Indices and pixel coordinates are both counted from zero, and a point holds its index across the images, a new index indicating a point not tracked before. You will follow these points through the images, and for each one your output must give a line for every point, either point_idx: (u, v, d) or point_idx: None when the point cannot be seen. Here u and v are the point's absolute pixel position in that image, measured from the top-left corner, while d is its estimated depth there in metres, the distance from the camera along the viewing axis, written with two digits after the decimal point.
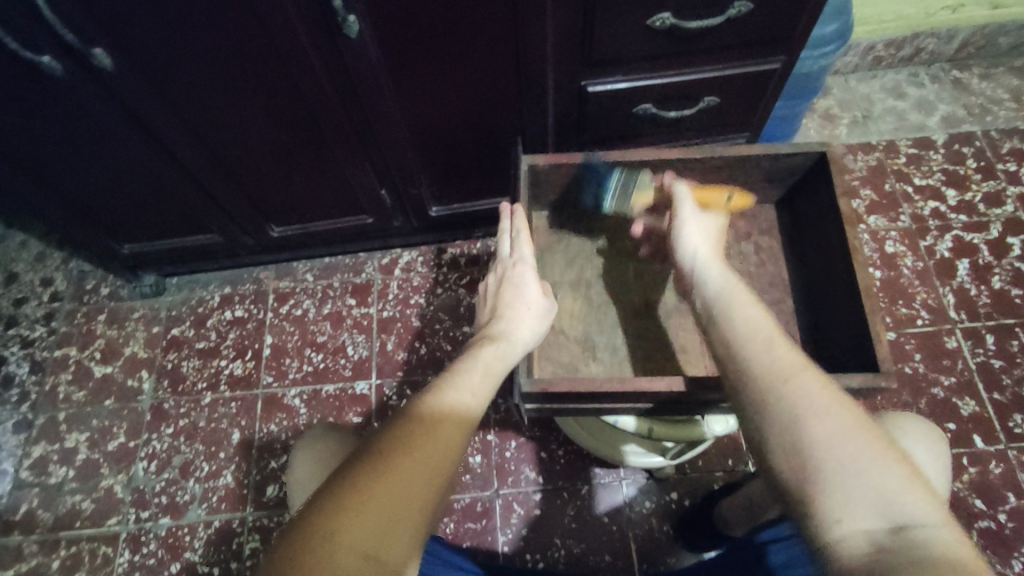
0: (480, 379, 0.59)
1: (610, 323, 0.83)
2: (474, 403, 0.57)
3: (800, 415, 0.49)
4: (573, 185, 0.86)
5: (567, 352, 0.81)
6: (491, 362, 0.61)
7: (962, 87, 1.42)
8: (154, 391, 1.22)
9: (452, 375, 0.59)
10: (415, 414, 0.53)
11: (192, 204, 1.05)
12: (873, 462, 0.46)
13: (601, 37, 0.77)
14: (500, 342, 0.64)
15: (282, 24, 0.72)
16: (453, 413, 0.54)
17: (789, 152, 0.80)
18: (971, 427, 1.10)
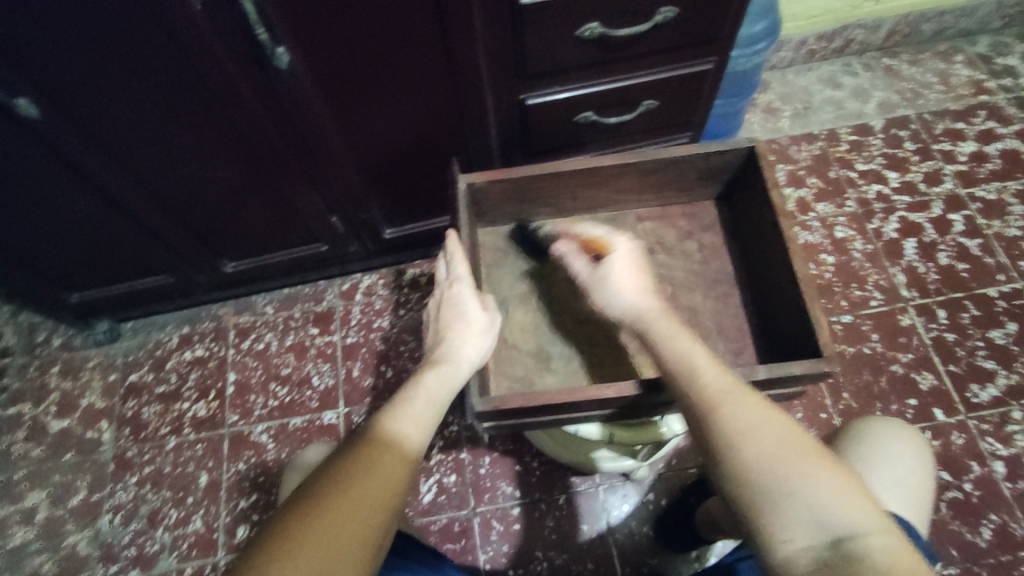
0: (422, 408, 0.60)
1: (564, 332, 0.84)
2: (418, 433, 0.58)
3: (746, 441, 0.51)
4: (518, 197, 0.87)
5: (523, 366, 0.82)
6: (433, 389, 0.61)
7: (894, 74, 1.48)
8: (114, 440, 1.18)
9: (394, 406, 0.59)
10: (358, 449, 0.54)
11: (138, 247, 1.03)
12: (815, 478, 0.48)
13: (532, 50, 0.78)
14: (442, 366, 0.64)
15: (210, 62, 0.71)
16: (395, 445, 0.55)
17: (724, 149, 0.81)
18: (931, 401, 1.13)
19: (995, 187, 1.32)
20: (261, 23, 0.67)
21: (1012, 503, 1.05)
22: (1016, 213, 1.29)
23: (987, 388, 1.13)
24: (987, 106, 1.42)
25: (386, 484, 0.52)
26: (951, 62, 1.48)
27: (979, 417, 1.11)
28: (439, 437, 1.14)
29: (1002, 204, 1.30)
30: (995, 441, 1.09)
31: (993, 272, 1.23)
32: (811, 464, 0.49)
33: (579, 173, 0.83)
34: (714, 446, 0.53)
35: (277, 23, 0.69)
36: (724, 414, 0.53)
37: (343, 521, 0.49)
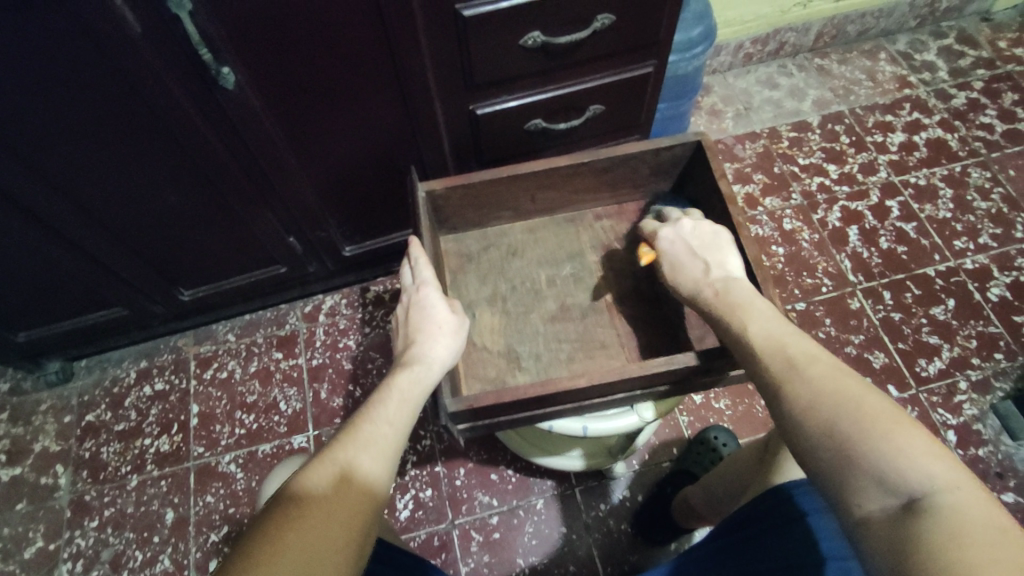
0: (395, 408, 0.60)
1: (532, 332, 0.84)
2: (394, 429, 0.59)
3: (816, 404, 0.52)
4: (479, 200, 0.88)
5: (495, 367, 0.82)
6: (406, 389, 0.62)
7: (825, 73, 1.56)
8: (72, 484, 1.13)
9: (368, 406, 0.60)
10: (339, 446, 0.56)
11: (89, 279, 1.00)
12: (888, 434, 0.48)
13: (478, 61, 0.80)
14: (415, 366, 0.64)
15: (152, 84, 0.71)
16: (374, 439, 0.57)
17: (668, 144, 0.85)
18: (884, 378, 1.18)
19: (925, 173, 1.41)
20: (202, 44, 0.67)
21: (966, 469, 1.10)
22: (946, 196, 1.37)
23: (934, 361, 1.19)
24: (912, 99, 1.51)
25: (360, 484, 0.53)
26: (876, 60, 1.58)
27: (929, 389, 1.17)
28: (411, 452, 1.13)
29: (932, 188, 1.38)
30: (946, 411, 1.15)
31: (930, 253, 1.31)
32: (885, 422, 0.49)
33: (531, 175, 0.85)
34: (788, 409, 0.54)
35: (221, 42, 0.69)
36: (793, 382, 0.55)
37: (318, 526, 0.49)
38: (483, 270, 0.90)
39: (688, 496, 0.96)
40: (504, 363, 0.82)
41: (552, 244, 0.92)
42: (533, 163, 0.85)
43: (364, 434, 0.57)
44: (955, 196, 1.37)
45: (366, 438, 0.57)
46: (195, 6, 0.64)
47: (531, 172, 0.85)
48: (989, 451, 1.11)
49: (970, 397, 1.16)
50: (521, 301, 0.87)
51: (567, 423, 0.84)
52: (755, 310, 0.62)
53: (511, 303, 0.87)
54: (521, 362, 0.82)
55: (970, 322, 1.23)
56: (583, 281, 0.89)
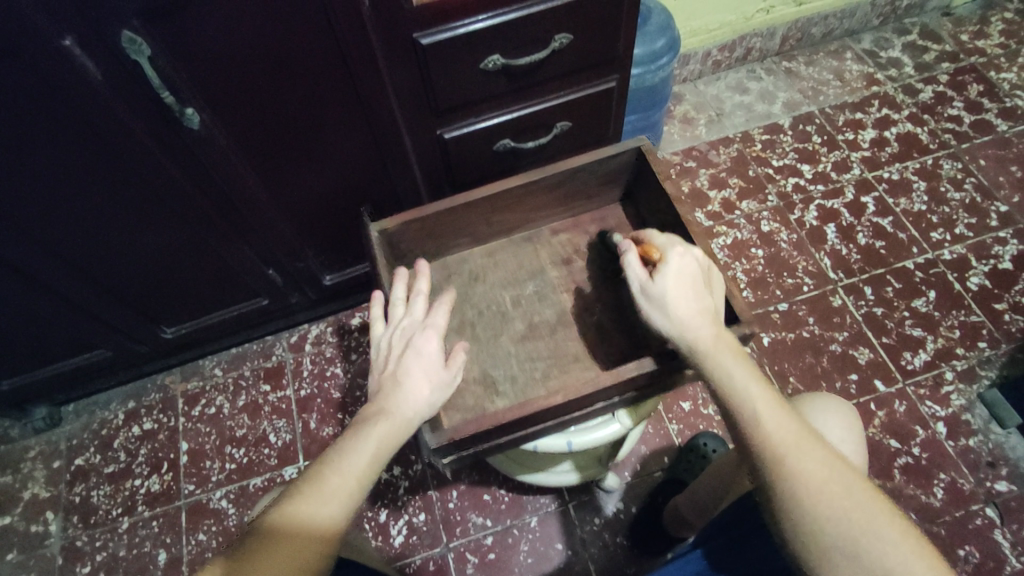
0: (366, 458, 0.57)
1: (506, 355, 0.84)
2: (357, 478, 0.56)
3: (798, 482, 0.54)
4: (453, 223, 0.89)
5: (472, 396, 0.80)
6: (382, 439, 0.58)
7: (794, 75, 1.59)
8: (62, 530, 1.12)
9: (339, 449, 0.57)
10: (298, 486, 0.55)
11: (70, 324, 1.00)
12: (864, 521, 0.51)
13: (441, 85, 0.82)
14: (394, 416, 0.59)
15: (118, 129, 0.72)
16: (333, 486, 0.55)
17: (615, 152, 0.86)
18: (870, 373, 1.18)
19: (897, 168, 1.42)
20: (164, 87, 0.68)
21: (958, 460, 1.10)
22: (920, 188, 1.39)
23: (919, 354, 1.20)
24: (880, 96, 1.54)
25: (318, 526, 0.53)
26: (843, 59, 1.60)
27: (916, 382, 1.17)
28: (403, 478, 1.12)
29: (906, 182, 1.40)
30: (934, 403, 1.15)
31: (908, 246, 1.32)
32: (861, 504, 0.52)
33: (494, 194, 0.87)
34: (774, 488, 0.55)
35: (182, 84, 0.70)
36: (788, 462, 0.54)
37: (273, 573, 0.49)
38: (458, 291, 0.91)
39: (678, 504, 0.96)
40: (480, 388, 0.81)
41: (525, 261, 0.93)
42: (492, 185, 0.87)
43: (331, 475, 0.55)
44: (928, 189, 1.39)
45: (331, 481, 0.55)
46: (153, 51, 0.65)
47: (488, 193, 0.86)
48: (980, 441, 1.11)
49: (957, 388, 1.16)
50: (492, 324, 0.87)
51: (551, 440, 0.84)
52: (749, 391, 0.58)
53: (479, 327, 0.86)
54: (498, 388, 0.81)
55: (952, 312, 1.24)
56: (554, 294, 0.90)
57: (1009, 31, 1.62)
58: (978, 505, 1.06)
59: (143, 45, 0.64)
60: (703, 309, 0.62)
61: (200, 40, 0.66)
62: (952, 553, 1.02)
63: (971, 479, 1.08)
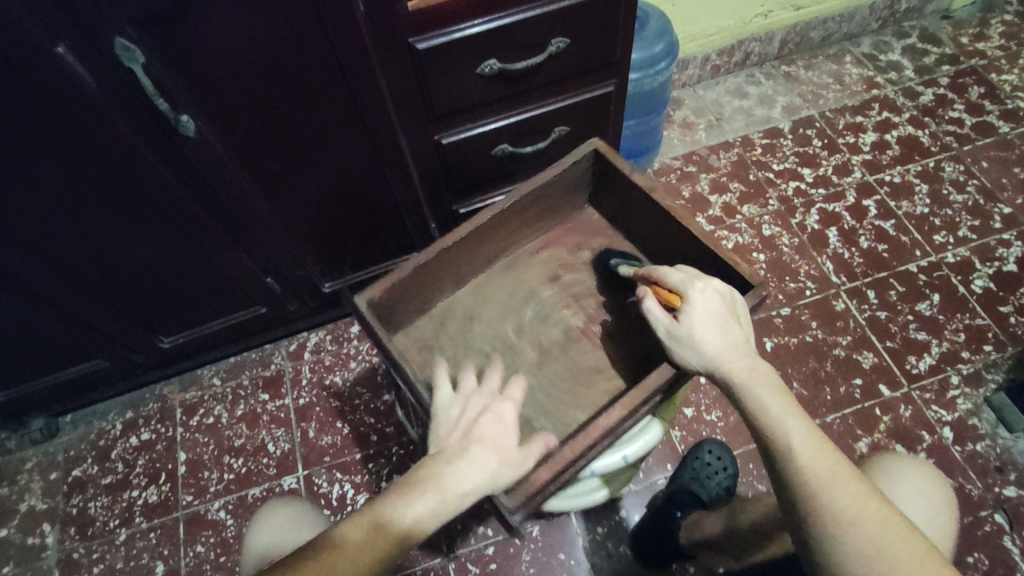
0: (422, 512, 0.57)
1: (528, 388, 0.82)
2: (411, 535, 0.57)
3: (832, 507, 0.56)
4: (474, 243, 0.85)
5: (513, 441, 0.78)
6: (440, 501, 0.57)
7: (793, 79, 1.58)
8: (59, 542, 1.11)
9: (400, 493, 0.58)
10: (364, 524, 0.57)
11: (68, 334, 0.99)
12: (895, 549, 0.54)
13: (437, 90, 0.82)
14: (491, 417, 0.62)
15: (114, 137, 0.71)
16: (392, 535, 0.56)
17: (572, 161, 0.84)
18: (875, 378, 1.17)
19: (899, 170, 1.41)
20: (159, 94, 0.68)
21: (966, 466, 1.08)
22: (922, 191, 1.38)
23: (924, 358, 1.18)
24: (880, 98, 1.53)
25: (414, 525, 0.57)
26: (842, 63, 1.60)
27: (921, 387, 1.16)
28: None
29: (908, 185, 1.39)
30: (940, 408, 1.14)
31: (910, 249, 1.31)
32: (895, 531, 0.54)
33: (507, 210, 0.83)
34: (815, 519, 0.56)
35: (178, 92, 0.70)
36: (832, 498, 0.56)
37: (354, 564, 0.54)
38: (456, 298, 0.90)
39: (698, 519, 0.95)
40: (519, 431, 0.79)
41: (524, 267, 0.92)
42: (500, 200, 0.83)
43: (431, 479, 0.59)
44: (931, 191, 1.38)
45: (432, 487, 0.58)
46: (148, 58, 0.65)
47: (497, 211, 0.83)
48: (988, 445, 1.10)
49: (963, 392, 1.15)
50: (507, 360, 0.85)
51: (608, 458, 0.80)
52: (786, 420, 0.60)
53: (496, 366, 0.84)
54: (531, 423, 0.80)
55: (957, 316, 1.22)
56: (553, 299, 0.89)
57: (1008, 33, 1.62)
58: (987, 511, 1.04)
59: (138, 52, 0.64)
60: (734, 340, 0.64)
61: (196, 47, 0.66)
62: (962, 560, 1.01)
63: (979, 484, 1.07)
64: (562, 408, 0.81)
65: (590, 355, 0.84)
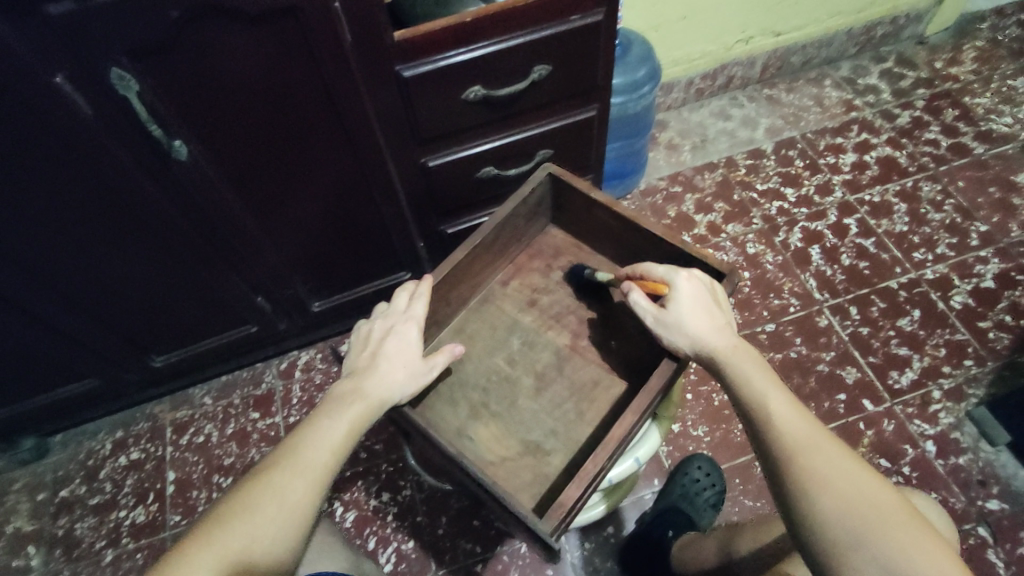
0: (341, 432, 0.63)
1: (530, 416, 0.82)
2: (335, 448, 0.62)
3: (820, 485, 0.55)
4: (475, 266, 0.87)
5: (530, 470, 0.78)
6: (356, 415, 0.64)
7: (775, 102, 1.63)
8: (45, 564, 1.10)
9: (319, 417, 0.64)
10: (286, 449, 0.62)
11: (59, 353, 1.00)
12: (890, 531, 0.51)
13: (424, 116, 0.85)
14: (369, 401, 0.65)
15: (108, 161, 0.73)
16: (313, 449, 0.61)
17: (528, 189, 0.86)
18: (859, 393, 1.19)
19: (878, 190, 1.45)
20: (152, 120, 0.70)
21: (949, 479, 1.10)
22: (901, 210, 1.42)
23: (906, 373, 1.20)
24: (860, 121, 1.58)
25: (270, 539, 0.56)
26: (822, 87, 1.65)
27: (904, 401, 1.18)
28: (392, 504, 1.11)
29: (887, 204, 1.43)
30: (923, 422, 1.15)
31: (891, 266, 1.34)
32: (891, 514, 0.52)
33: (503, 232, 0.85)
34: (801, 496, 0.55)
35: (171, 118, 0.72)
36: (818, 474, 0.56)
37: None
38: None
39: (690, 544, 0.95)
40: (534, 460, 0.78)
41: (511, 285, 0.94)
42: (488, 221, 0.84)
43: (271, 489, 0.58)
44: (910, 210, 1.41)
45: (269, 501, 0.57)
46: (143, 85, 0.67)
47: (487, 235, 0.84)
48: (970, 459, 1.11)
49: (945, 406, 1.17)
50: (503, 395, 0.83)
51: (624, 465, 0.87)
52: (766, 388, 0.63)
53: (494, 404, 0.83)
54: (542, 451, 0.79)
55: (937, 331, 1.25)
56: (538, 317, 0.91)
57: (981, 58, 1.67)
58: (971, 524, 1.05)
59: (133, 80, 0.66)
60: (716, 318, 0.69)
61: (189, 75, 0.69)
62: None
63: (962, 498, 1.08)
64: (548, 423, 0.82)
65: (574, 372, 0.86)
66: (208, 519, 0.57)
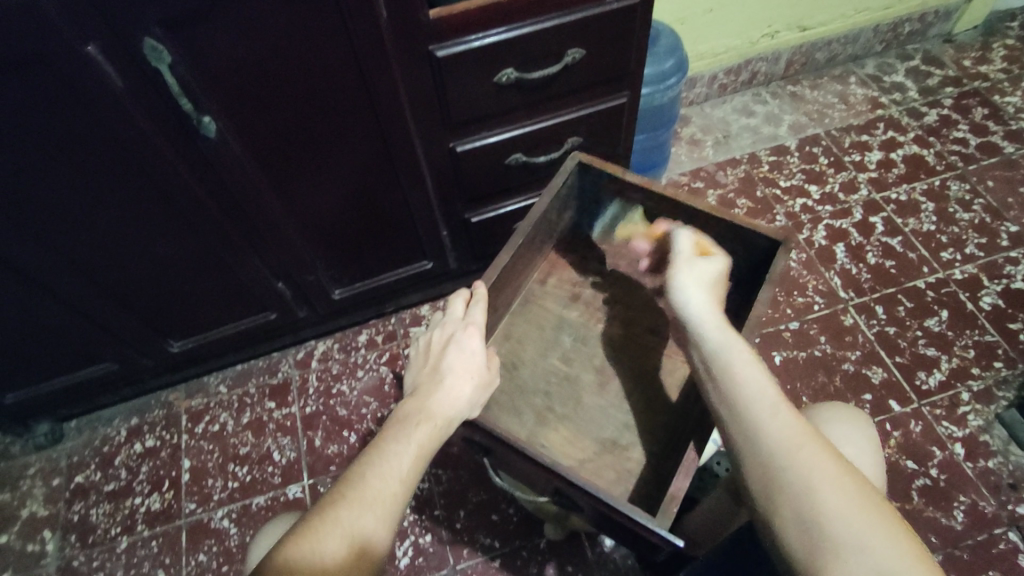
0: (410, 462, 0.59)
1: (598, 414, 0.81)
2: (405, 482, 0.57)
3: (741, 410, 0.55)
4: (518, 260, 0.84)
5: (612, 467, 0.78)
6: (424, 443, 0.61)
7: (799, 99, 1.61)
8: (60, 550, 1.10)
9: (389, 439, 0.60)
10: (361, 472, 0.57)
11: (79, 336, 0.99)
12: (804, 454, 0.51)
13: (456, 99, 0.84)
14: (436, 420, 0.62)
15: (138, 138, 0.72)
16: (389, 480, 0.56)
17: (563, 180, 0.83)
18: (885, 393, 1.17)
19: (905, 188, 1.43)
20: (184, 95, 0.70)
21: (978, 483, 1.07)
22: (928, 209, 1.39)
23: (934, 373, 1.18)
24: (886, 118, 1.55)
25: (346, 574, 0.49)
26: (847, 84, 1.62)
27: (932, 403, 1.15)
28: (409, 497, 1.10)
29: (914, 203, 1.40)
30: (951, 424, 1.13)
31: (919, 266, 1.31)
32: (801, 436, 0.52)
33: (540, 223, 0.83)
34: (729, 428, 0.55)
35: (201, 94, 0.71)
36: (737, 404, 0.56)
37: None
38: None
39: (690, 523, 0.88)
40: (613, 457, 0.78)
41: (541, 273, 0.93)
42: (526, 220, 0.81)
43: (343, 520, 0.52)
44: (937, 209, 1.39)
45: (342, 534, 0.51)
46: (175, 59, 0.67)
47: (527, 233, 0.81)
48: (1000, 462, 1.09)
49: (974, 408, 1.14)
50: (567, 396, 0.83)
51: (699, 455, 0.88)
52: (744, 372, 0.58)
53: (559, 406, 0.82)
54: (619, 448, 0.79)
55: (966, 332, 1.22)
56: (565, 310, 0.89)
57: (1010, 56, 1.64)
58: (1002, 529, 1.03)
59: (165, 53, 0.65)
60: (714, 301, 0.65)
61: (222, 49, 0.68)
62: None
63: (993, 501, 1.05)
64: (593, 412, 0.82)
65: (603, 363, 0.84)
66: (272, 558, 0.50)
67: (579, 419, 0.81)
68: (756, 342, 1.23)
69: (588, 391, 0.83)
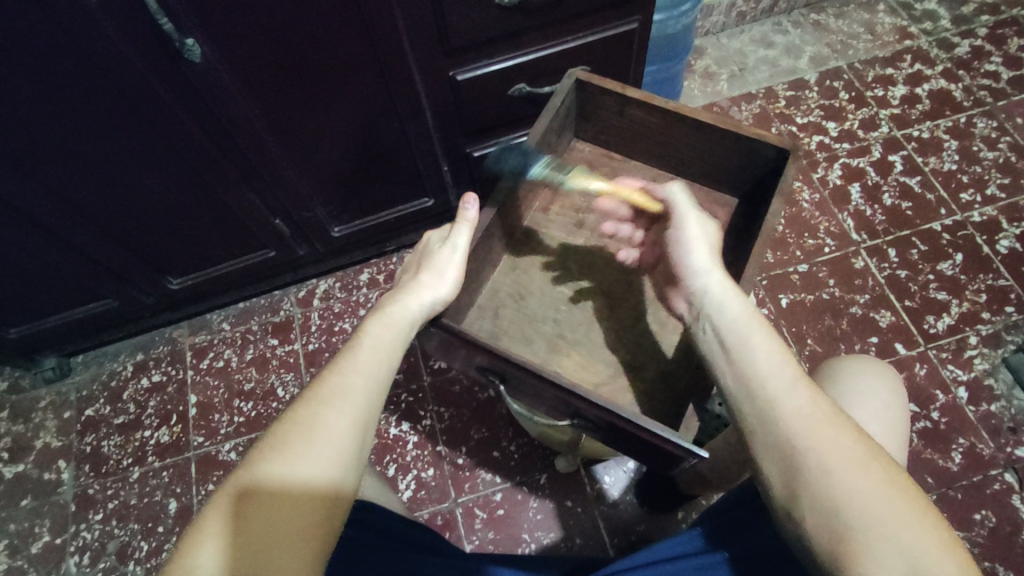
0: (368, 359, 0.58)
1: (603, 347, 0.81)
2: (362, 380, 0.56)
3: (817, 456, 0.48)
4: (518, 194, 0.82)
5: (623, 395, 0.77)
6: (379, 336, 0.60)
7: (822, 28, 1.51)
8: (75, 478, 1.13)
9: (345, 350, 0.59)
10: (315, 384, 0.56)
11: (78, 271, 0.99)
12: (896, 513, 0.45)
13: (455, 23, 0.78)
14: (389, 314, 0.62)
15: (114, 59, 0.69)
16: (345, 378, 0.56)
17: (560, 101, 0.80)
18: (891, 337, 1.15)
19: (928, 126, 1.36)
20: (163, 13, 0.65)
21: (978, 426, 1.07)
22: (951, 147, 1.33)
23: (942, 318, 1.16)
24: (913, 50, 1.46)
25: (305, 473, 0.51)
26: (875, 12, 1.52)
27: (938, 346, 1.14)
28: (412, 432, 1.11)
29: (937, 141, 1.34)
30: (956, 368, 1.12)
31: (936, 208, 1.27)
32: (888, 488, 0.47)
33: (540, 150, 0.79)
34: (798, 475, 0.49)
35: (182, 13, 0.66)
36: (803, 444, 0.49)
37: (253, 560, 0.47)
38: None
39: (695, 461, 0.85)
40: (624, 382, 0.78)
41: (544, 202, 0.89)
42: (528, 141, 0.78)
43: (309, 419, 0.53)
44: (961, 148, 1.33)
45: (300, 443, 0.52)
46: None
47: (529, 156, 0.78)
48: (1002, 406, 1.08)
49: (981, 352, 1.13)
50: (577, 325, 0.82)
51: None
52: (752, 346, 0.55)
53: (565, 340, 0.81)
54: (635, 369, 0.78)
55: (979, 276, 1.19)
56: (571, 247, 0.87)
57: None
58: (997, 470, 1.04)
59: None
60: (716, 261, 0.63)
61: None
62: (969, 517, 1.00)
63: (991, 444, 1.06)
64: (600, 341, 0.81)
65: (607, 300, 0.83)
66: (242, 465, 0.52)
67: (582, 353, 0.80)
68: (763, 284, 1.21)
69: (598, 320, 0.82)
